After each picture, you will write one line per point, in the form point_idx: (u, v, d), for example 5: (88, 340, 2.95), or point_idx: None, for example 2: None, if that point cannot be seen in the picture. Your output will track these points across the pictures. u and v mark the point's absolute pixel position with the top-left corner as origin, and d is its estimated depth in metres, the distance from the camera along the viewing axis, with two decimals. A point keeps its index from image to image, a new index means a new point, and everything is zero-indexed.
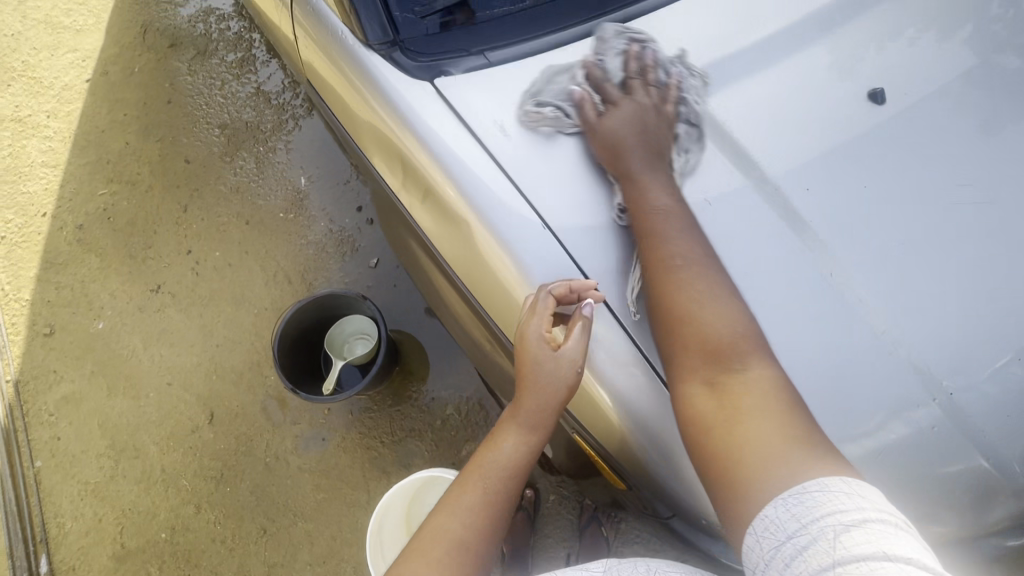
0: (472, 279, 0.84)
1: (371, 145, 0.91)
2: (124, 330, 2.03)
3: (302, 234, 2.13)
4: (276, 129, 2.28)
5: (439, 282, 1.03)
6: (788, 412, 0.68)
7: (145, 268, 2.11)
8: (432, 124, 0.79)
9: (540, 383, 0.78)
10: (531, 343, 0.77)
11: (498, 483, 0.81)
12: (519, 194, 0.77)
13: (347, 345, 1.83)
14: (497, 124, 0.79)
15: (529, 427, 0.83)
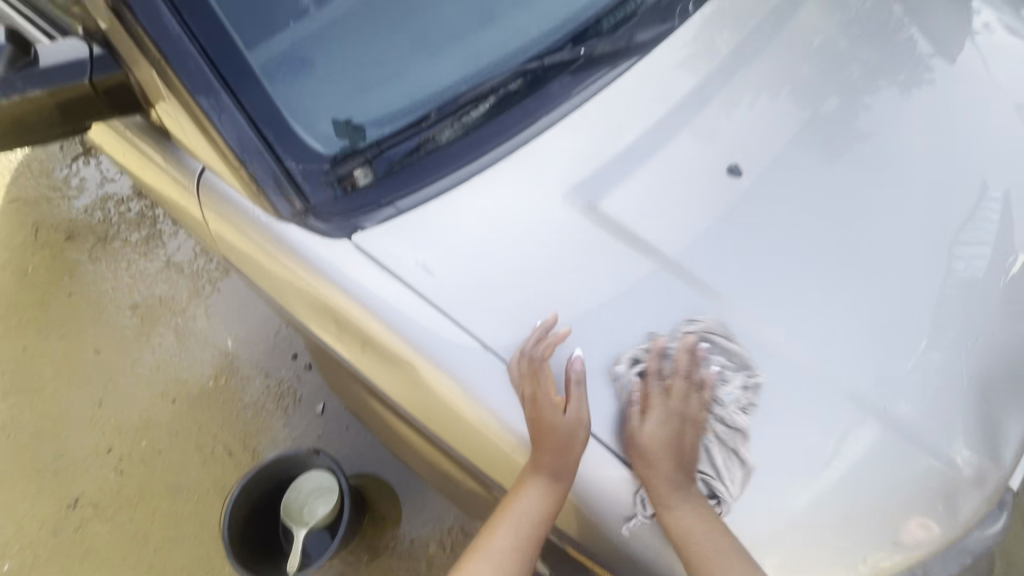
0: (426, 420, 0.83)
1: (302, 312, 0.92)
2: (40, 563, 1.76)
3: (237, 398, 2.00)
4: (193, 296, 2.21)
5: (396, 426, 1.01)
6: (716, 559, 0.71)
7: (60, 481, 1.88)
8: (358, 278, 0.82)
9: (552, 447, 0.75)
10: (541, 409, 0.76)
11: (521, 534, 0.77)
12: (456, 325, 0.80)
13: (308, 506, 1.67)
14: (421, 264, 0.83)
15: (550, 477, 0.75)
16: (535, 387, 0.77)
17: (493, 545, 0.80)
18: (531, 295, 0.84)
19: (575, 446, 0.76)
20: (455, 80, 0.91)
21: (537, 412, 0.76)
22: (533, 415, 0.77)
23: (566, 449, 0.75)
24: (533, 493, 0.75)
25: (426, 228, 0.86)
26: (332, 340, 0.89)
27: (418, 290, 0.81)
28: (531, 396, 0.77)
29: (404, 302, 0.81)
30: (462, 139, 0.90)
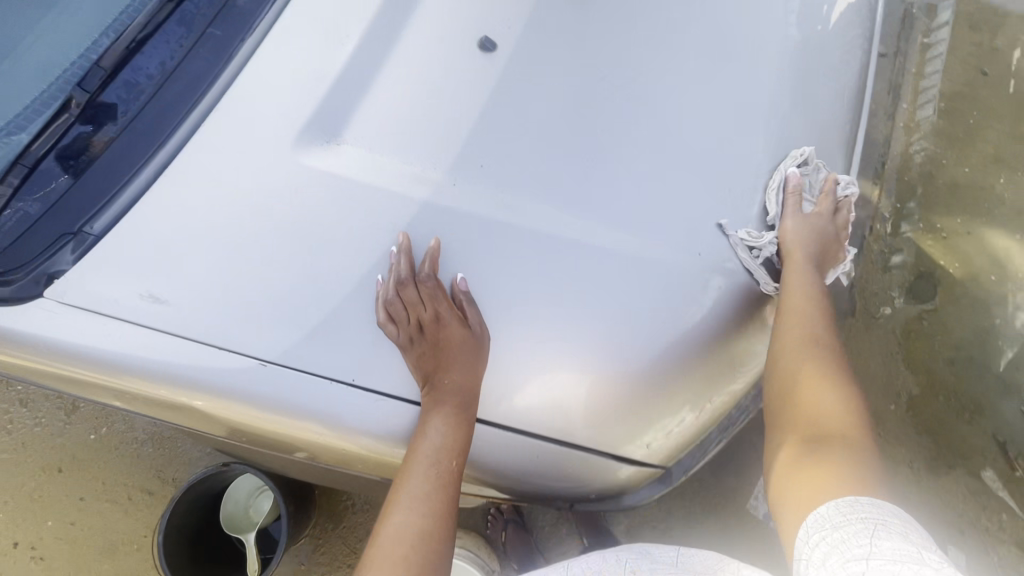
0: (264, 440, 0.78)
1: (72, 385, 0.79)
2: None
3: (130, 438, 1.82)
4: None
5: (260, 449, 0.92)
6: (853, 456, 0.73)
7: None
8: (121, 348, 0.69)
9: (466, 366, 0.71)
10: (444, 328, 0.71)
11: (437, 474, 0.70)
12: (218, 350, 0.69)
13: (253, 507, 1.63)
14: (148, 294, 0.69)
15: (460, 405, 0.70)
16: (421, 313, 0.72)
17: (407, 494, 0.72)
18: (313, 284, 0.69)
19: (484, 360, 0.73)
20: (89, 34, 0.67)
21: (440, 332, 0.71)
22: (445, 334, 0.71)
23: (475, 366, 0.72)
24: (437, 428, 0.69)
25: (157, 253, 0.69)
26: (122, 400, 0.78)
27: (186, 335, 0.69)
28: (426, 323, 0.72)
29: (177, 351, 0.69)
30: (135, 107, 0.68)
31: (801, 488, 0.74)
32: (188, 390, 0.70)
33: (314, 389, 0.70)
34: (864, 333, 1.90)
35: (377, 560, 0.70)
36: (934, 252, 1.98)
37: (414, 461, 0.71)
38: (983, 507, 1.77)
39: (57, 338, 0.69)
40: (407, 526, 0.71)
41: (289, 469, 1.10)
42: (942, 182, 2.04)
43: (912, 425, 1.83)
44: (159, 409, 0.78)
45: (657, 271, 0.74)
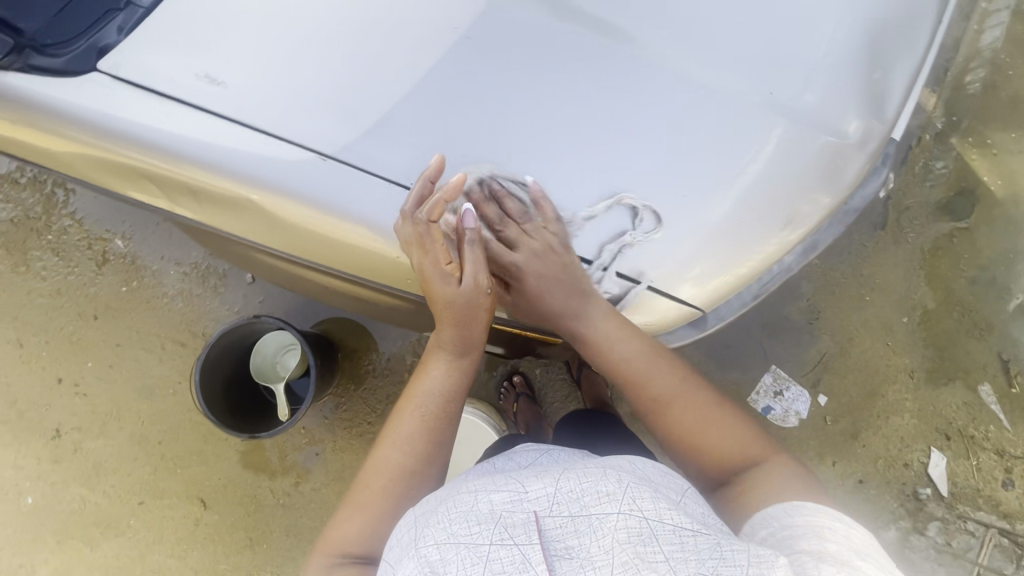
0: (308, 251, 0.82)
1: (127, 181, 0.80)
2: (58, 487, 1.86)
3: (160, 294, 1.90)
4: (48, 207, 1.92)
5: (308, 272, 0.96)
6: (744, 456, 0.91)
7: (29, 421, 1.87)
8: (182, 135, 0.73)
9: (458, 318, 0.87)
10: (429, 280, 0.83)
11: (435, 401, 0.94)
12: (276, 139, 0.73)
13: (280, 363, 1.73)
14: (206, 76, 0.72)
15: (457, 351, 0.96)
16: (422, 257, 0.81)
17: (406, 422, 0.92)
18: (378, 83, 0.73)
19: (476, 310, 0.89)
20: None
21: (427, 284, 0.84)
22: (434, 287, 0.84)
23: (467, 317, 0.89)
24: (442, 368, 0.96)
25: (228, 38, 0.72)
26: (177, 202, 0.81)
27: (254, 123, 0.73)
28: (426, 269, 0.82)
29: (237, 140, 0.73)
30: None
31: (753, 484, 0.85)
32: (247, 184, 0.74)
33: (368, 189, 0.76)
34: (891, 245, 1.88)
35: (368, 474, 0.87)
36: (979, 168, 1.90)
37: (421, 389, 0.96)
38: (973, 417, 1.85)
39: (123, 120, 0.73)
40: (400, 455, 0.88)
41: (333, 303, 1.15)
42: (1004, 94, 1.91)
43: (922, 338, 1.86)
44: (216, 218, 0.81)
45: (704, 99, 0.75)
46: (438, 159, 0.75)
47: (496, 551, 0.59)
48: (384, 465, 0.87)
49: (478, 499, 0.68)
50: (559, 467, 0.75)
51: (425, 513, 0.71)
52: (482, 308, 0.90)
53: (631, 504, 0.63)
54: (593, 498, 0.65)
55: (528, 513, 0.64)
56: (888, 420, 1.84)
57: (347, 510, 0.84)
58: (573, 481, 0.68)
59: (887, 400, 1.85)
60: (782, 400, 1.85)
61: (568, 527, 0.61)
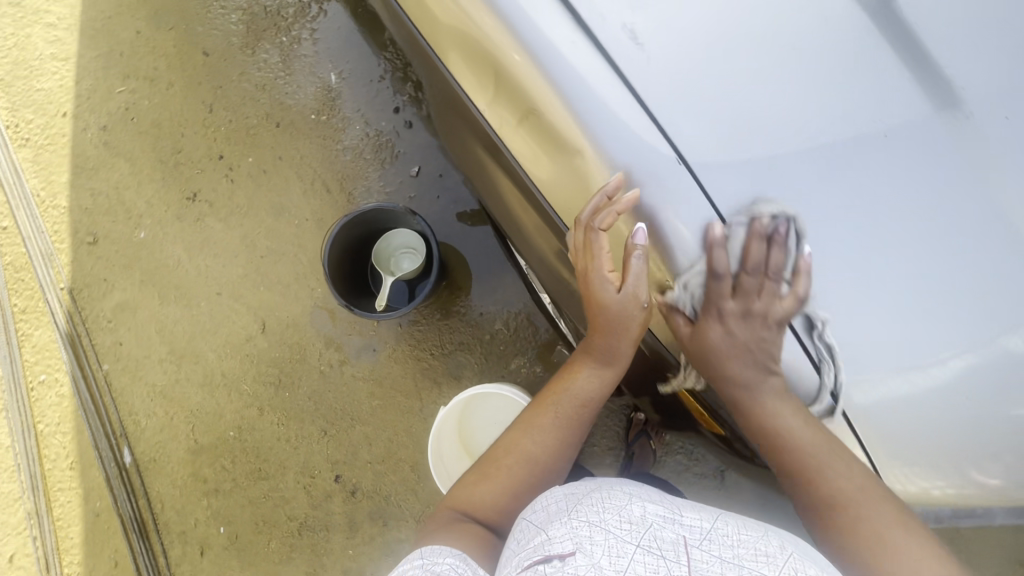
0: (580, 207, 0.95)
1: (484, 76, 0.97)
2: (166, 239, 2.01)
3: (337, 138, 1.99)
4: (299, 15, 2.06)
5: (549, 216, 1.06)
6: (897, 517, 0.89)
7: (178, 173, 2.03)
8: (568, 64, 0.84)
9: (611, 325, 1.03)
10: (591, 284, 1.00)
11: (573, 406, 1.12)
12: (639, 106, 0.83)
13: (394, 260, 1.80)
14: (627, 29, 0.81)
15: (599, 363, 1.12)
16: (592, 262, 0.98)
17: (543, 418, 1.12)
18: (779, 128, 0.78)
19: (627, 321, 1.01)
20: None
21: (587, 288, 1.02)
22: (592, 291, 1.01)
23: (619, 326, 1.02)
24: (584, 374, 1.14)
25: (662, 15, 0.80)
26: (511, 107, 0.95)
27: (632, 83, 0.83)
28: (590, 274, 1.00)
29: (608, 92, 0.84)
30: None
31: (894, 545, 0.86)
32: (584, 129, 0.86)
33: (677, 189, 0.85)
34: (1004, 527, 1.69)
35: (503, 452, 1.10)
36: None
37: (562, 391, 1.14)
38: None
39: (531, 27, 0.85)
40: (530, 443, 1.10)
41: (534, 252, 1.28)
42: None
43: None
44: (530, 139, 0.95)
45: None
46: (616, 177, 0.87)
47: (641, 556, 0.65)
48: (519, 446, 1.10)
49: (630, 503, 0.75)
50: (714, 510, 0.78)
51: (576, 494, 0.80)
52: (636, 320, 1.00)
53: (790, 575, 0.63)
54: (750, 552, 0.67)
55: (678, 537, 0.69)
56: None
57: (481, 477, 1.08)
58: (732, 529, 0.71)
59: None
60: None
61: (716, 566, 0.65)
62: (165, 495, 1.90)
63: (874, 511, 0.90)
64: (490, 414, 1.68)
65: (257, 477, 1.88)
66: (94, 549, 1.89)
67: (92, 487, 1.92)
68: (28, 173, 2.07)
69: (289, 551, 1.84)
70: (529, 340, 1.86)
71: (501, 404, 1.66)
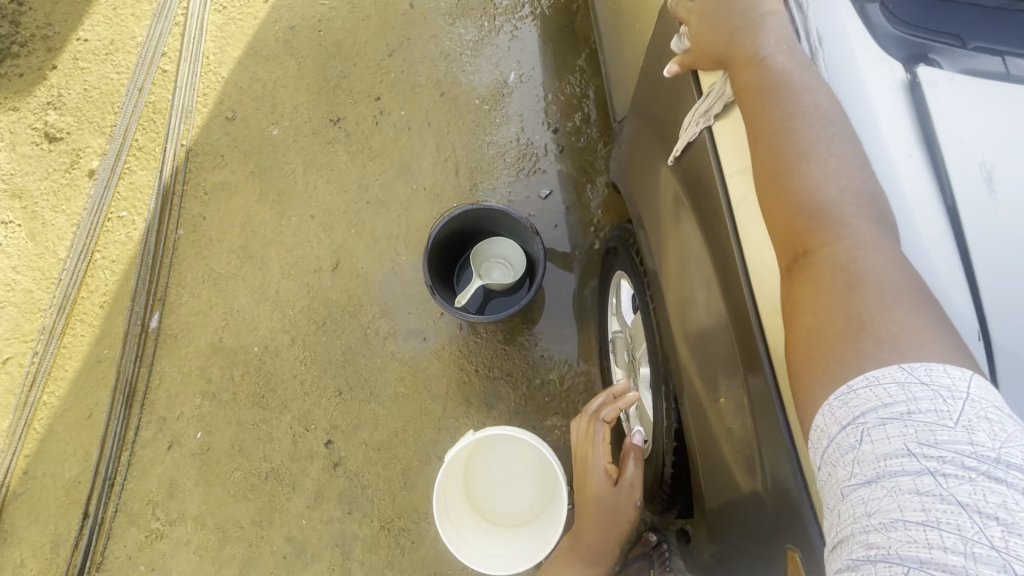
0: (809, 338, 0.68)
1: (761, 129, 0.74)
2: (292, 146, 2.03)
3: (488, 130, 1.98)
4: (509, 10, 2.10)
5: (726, 257, 0.85)
6: (869, 301, 0.57)
7: (332, 95, 2.06)
8: (865, 95, 0.68)
9: (604, 523, 1.09)
10: (588, 480, 1.10)
11: None
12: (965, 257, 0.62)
13: (488, 265, 1.72)
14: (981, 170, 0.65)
15: (588, 559, 1.14)
16: (590, 455, 1.11)
17: None
18: None
19: (616, 520, 1.09)
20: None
21: (584, 485, 1.11)
22: (589, 488, 1.10)
23: (615, 527, 1.09)
24: (576, 568, 1.14)
25: (1000, 119, 0.67)
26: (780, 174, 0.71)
27: (939, 159, 0.65)
28: (588, 473, 1.10)
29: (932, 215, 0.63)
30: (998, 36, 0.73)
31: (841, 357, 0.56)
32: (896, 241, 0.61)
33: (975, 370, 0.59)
34: None
35: None
36: None
37: None
38: None
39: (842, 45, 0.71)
40: None
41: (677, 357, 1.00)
42: None
43: None
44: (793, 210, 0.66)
45: None
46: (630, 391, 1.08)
47: None
48: None
49: None
50: None
51: None
52: (626, 519, 1.10)
53: None
54: None
55: None
56: None
57: None
58: None
59: None
60: None
61: None
62: (166, 375, 1.85)
63: (818, 280, 0.61)
64: (506, 462, 1.54)
65: (256, 402, 1.81)
66: (78, 392, 1.85)
67: (108, 334, 1.89)
68: (209, 35, 2.16)
69: (247, 490, 1.73)
70: (577, 405, 1.73)
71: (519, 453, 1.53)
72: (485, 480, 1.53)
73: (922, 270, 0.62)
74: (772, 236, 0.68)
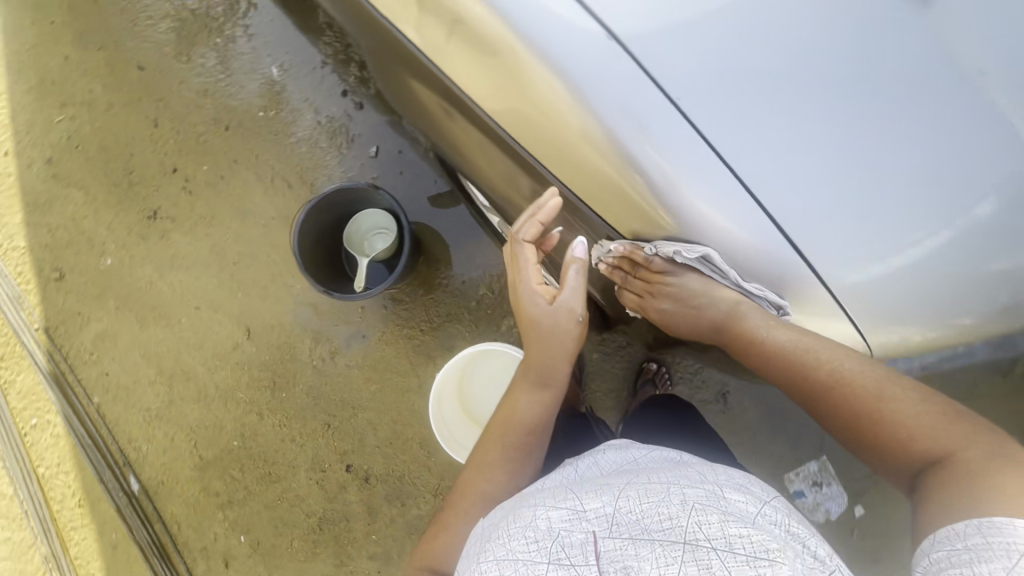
0: (540, 147, 1.00)
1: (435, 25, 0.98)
2: (134, 262, 1.96)
3: (289, 131, 1.95)
4: (229, 13, 2.01)
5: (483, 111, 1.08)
6: (939, 408, 0.95)
7: (134, 194, 1.98)
8: None
9: (545, 339, 1.14)
10: (521, 299, 1.16)
11: (527, 432, 1.13)
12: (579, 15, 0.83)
13: (367, 242, 1.78)
14: None
15: (538, 385, 1.16)
16: (520, 275, 1.17)
17: (492, 457, 1.11)
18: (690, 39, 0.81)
19: (557, 332, 1.13)
20: None
21: (518, 306, 1.17)
22: (524, 307, 1.16)
23: (556, 340, 1.13)
24: (530, 397, 1.15)
25: None
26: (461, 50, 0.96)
27: None
28: (521, 289, 1.16)
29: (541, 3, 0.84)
30: None
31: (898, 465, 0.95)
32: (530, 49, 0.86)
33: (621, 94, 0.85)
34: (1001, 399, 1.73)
35: (460, 498, 1.07)
36: None
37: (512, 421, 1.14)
38: None
39: None
40: (486, 484, 1.08)
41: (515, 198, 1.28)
42: None
43: None
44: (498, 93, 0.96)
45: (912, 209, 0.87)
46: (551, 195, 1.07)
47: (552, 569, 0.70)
48: (482, 488, 1.07)
49: (536, 516, 0.81)
50: (620, 485, 0.85)
51: (491, 526, 0.86)
52: (571, 336, 1.14)
53: (694, 530, 0.71)
54: (652, 521, 0.74)
55: (586, 534, 0.74)
56: None
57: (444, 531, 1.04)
58: (629, 499, 0.79)
59: None
60: (817, 492, 1.75)
61: (624, 547, 0.70)
62: (180, 515, 1.88)
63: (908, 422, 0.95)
64: (479, 377, 1.67)
65: (269, 481, 1.87)
66: None
67: (104, 522, 1.89)
68: None
69: (314, 547, 1.84)
70: None
71: (481, 363, 1.67)
72: (479, 402, 1.67)
73: (554, 37, 0.85)
74: (834, 419, 1.05)
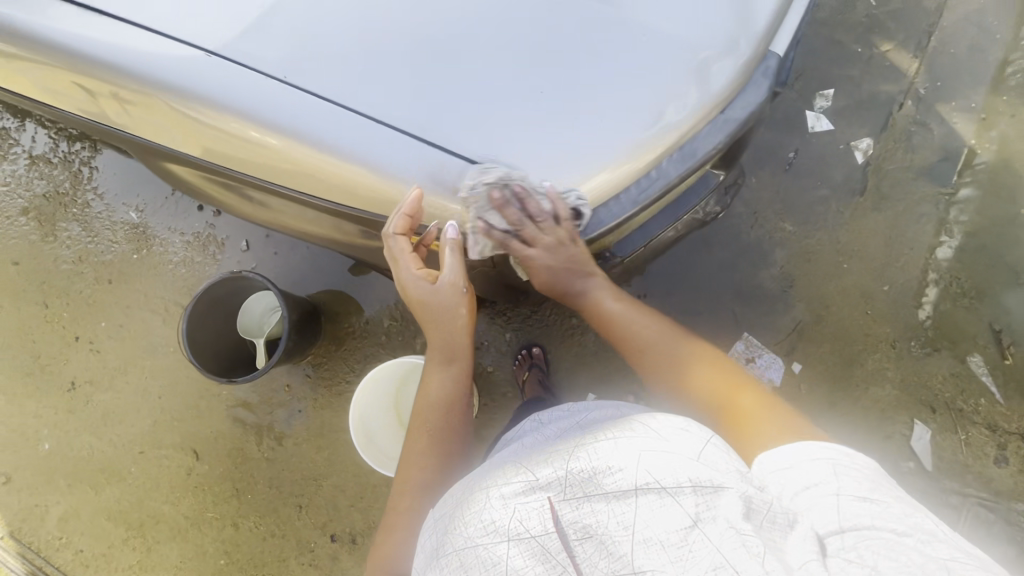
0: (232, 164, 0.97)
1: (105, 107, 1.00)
2: (70, 436, 2.02)
3: (165, 260, 2.07)
4: (76, 183, 2.15)
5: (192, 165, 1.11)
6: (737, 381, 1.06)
7: (49, 375, 2.06)
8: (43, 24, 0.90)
9: (440, 318, 1.13)
10: (408, 288, 1.10)
11: (448, 407, 1.17)
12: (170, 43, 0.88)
13: (266, 322, 1.89)
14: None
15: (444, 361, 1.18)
16: (399, 265, 1.05)
17: (419, 445, 1.14)
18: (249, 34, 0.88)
19: (447, 308, 1.12)
20: None
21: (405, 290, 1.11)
22: (410, 292, 1.11)
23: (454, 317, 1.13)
24: (439, 373, 1.19)
25: None
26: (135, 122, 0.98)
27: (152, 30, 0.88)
28: (403, 277, 1.08)
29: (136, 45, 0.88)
30: None
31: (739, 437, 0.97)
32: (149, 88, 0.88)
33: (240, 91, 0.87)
34: (869, 214, 1.83)
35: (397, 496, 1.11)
36: (966, 133, 1.84)
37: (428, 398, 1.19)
38: (964, 391, 1.74)
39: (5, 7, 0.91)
40: (418, 473, 1.12)
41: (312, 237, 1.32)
42: (994, 58, 1.86)
43: (905, 306, 1.79)
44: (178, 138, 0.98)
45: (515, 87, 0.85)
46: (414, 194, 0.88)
47: (514, 547, 0.67)
48: (417, 478, 1.11)
49: (490, 494, 0.76)
50: (569, 446, 0.83)
51: (442, 516, 0.81)
52: (462, 311, 1.13)
53: (644, 477, 0.71)
54: (604, 474, 0.73)
55: (544, 499, 0.72)
56: (869, 391, 1.75)
57: (389, 532, 1.08)
58: (578, 460, 0.77)
59: (865, 371, 1.76)
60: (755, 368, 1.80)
61: (584, 509, 0.69)
62: None
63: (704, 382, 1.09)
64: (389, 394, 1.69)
65: None
66: None
67: None
68: None
69: None
70: None
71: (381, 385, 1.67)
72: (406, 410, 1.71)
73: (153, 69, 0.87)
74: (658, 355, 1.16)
